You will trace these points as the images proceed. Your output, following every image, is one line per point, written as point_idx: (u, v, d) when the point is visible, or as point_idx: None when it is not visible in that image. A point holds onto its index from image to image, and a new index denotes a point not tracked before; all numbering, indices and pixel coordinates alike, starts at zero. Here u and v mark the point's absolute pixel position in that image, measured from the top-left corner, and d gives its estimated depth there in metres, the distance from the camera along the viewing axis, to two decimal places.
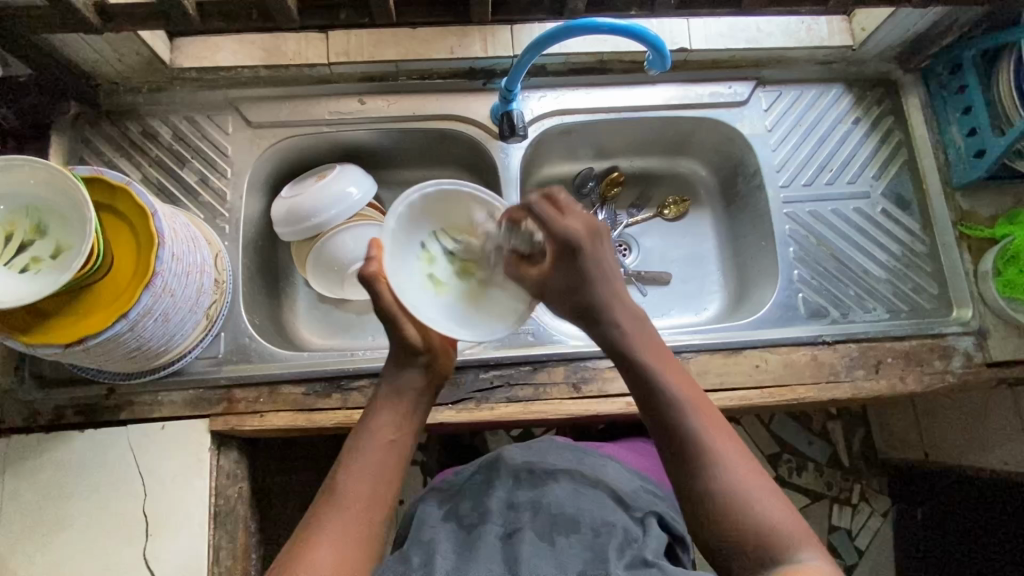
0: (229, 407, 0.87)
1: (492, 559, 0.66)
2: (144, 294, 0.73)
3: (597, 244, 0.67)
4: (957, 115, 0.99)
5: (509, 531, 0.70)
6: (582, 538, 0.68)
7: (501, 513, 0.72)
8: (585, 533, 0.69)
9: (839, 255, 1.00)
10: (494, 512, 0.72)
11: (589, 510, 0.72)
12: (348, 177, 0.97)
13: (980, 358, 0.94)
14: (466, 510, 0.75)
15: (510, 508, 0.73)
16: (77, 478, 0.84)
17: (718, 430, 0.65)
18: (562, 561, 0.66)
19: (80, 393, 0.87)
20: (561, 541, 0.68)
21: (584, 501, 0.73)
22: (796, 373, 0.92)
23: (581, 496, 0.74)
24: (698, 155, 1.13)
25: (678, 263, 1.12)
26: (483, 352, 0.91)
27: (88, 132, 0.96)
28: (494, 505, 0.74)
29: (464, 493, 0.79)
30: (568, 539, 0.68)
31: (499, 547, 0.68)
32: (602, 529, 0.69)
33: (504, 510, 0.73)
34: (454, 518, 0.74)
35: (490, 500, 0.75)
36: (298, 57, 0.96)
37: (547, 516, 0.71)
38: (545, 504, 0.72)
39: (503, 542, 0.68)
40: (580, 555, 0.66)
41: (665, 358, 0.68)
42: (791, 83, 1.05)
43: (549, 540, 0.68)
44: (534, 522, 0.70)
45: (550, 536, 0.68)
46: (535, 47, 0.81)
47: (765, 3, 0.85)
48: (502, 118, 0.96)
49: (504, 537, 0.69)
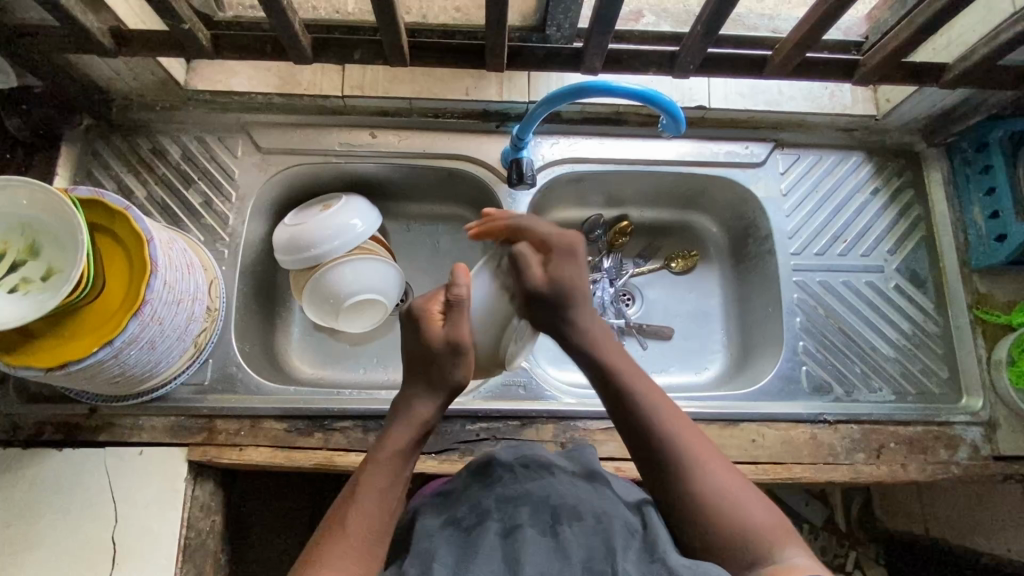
0: (208, 438, 0.86)
1: (491, 556, 0.55)
2: (131, 322, 0.72)
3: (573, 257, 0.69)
4: (980, 195, 0.97)
5: (508, 527, 0.59)
6: (585, 529, 0.58)
7: (499, 509, 0.62)
8: (587, 522, 0.59)
9: (847, 329, 0.97)
10: (492, 508, 0.62)
11: (589, 502, 0.62)
12: (353, 209, 0.95)
13: (987, 451, 0.91)
14: (462, 512, 0.62)
15: (506, 502, 0.62)
16: (49, 498, 0.82)
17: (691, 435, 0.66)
18: (567, 553, 0.56)
19: (62, 411, 0.86)
20: (564, 533, 0.58)
21: (583, 494, 0.63)
22: (793, 451, 0.89)
23: (580, 489, 0.65)
24: (710, 211, 1.10)
25: (682, 319, 1.08)
26: (471, 403, 0.89)
27: (98, 146, 0.96)
28: (489, 501, 0.63)
29: (455, 495, 0.67)
30: (571, 529, 0.58)
31: (499, 545, 0.57)
32: (606, 520, 0.60)
33: (499, 504, 0.62)
34: (450, 519, 0.62)
35: (484, 496, 0.64)
36: (312, 87, 0.96)
37: (547, 509, 0.61)
38: (545, 497, 0.62)
39: (503, 538, 0.57)
40: (587, 547, 0.57)
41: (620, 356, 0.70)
42: (809, 147, 1.03)
43: (551, 533, 0.58)
44: (534, 516, 0.60)
45: (551, 527, 0.59)
46: (549, 101, 0.81)
47: (786, 72, 0.83)
48: (512, 164, 0.94)
49: (504, 534, 0.58)
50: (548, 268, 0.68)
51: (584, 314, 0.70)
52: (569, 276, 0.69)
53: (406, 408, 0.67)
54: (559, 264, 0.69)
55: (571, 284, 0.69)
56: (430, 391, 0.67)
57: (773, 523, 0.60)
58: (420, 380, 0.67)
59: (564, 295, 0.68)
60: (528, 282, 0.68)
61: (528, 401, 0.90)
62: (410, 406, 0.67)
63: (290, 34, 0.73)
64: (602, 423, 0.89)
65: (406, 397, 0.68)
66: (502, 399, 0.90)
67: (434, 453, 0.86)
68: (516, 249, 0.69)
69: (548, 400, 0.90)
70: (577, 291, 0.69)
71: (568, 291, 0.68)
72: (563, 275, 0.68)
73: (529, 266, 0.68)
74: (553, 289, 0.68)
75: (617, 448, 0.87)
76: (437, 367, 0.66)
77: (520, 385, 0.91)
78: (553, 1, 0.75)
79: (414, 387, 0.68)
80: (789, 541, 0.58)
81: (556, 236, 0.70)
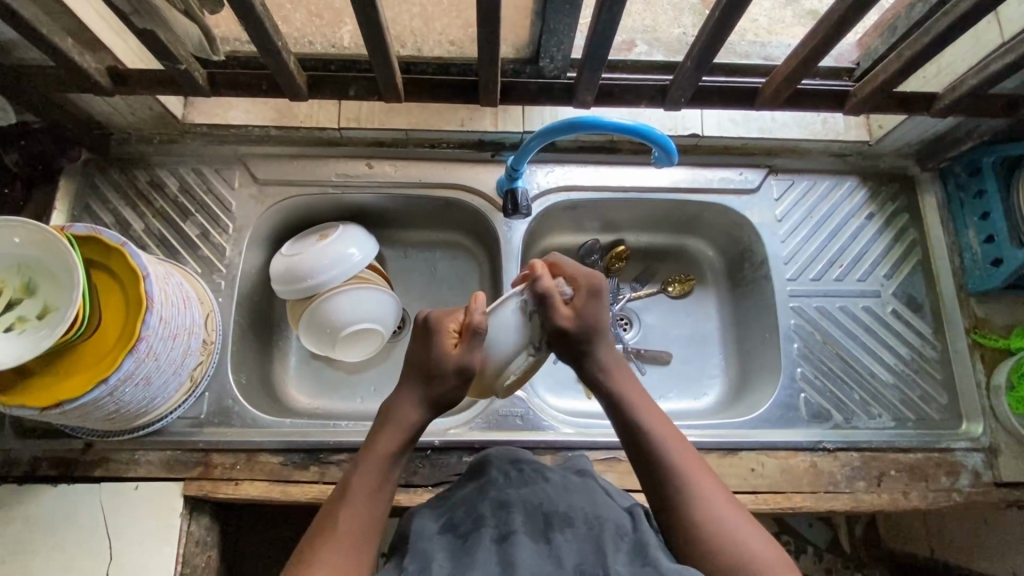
0: (204, 472, 0.86)
1: (486, 564, 0.53)
2: (126, 359, 0.71)
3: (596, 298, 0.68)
4: (975, 220, 0.97)
5: (503, 533, 0.56)
6: (578, 537, 0.56)
7: (494, 513, 0.59)
8: (578, 530, 0.57)
9: (845, 355, 0.97)
10: (488, 512, 0.59)
11: (580, 507, 0.59)
12: (350, 238, 0.96)
13: (988, 477, 0.90)
14: (459, 515, 0.60)
15: (500, 505, 0.59)
16: (43, 535, 0.82)
17: (696, 468, 0.65)
18: (562, 562, 0.54)
19: (58, 446, 0.86)
20: (557, 541, 0.55)
21: (575, 498, 0.61)
22: (793, 479, 0.88)
23: (572, 492, 0.61)
24: (707, 236, 1.10)
25: (679, 344, 1.07)
26: (468, 434, 0.88)
27: (96, 179, 0.97)
28: (485, 504, 0.60)
29: (455, 500, 0.63)
30: (564, 536, 0.56)
31: (495, 551, 0.54)
32: (598, 525, 0.57)
33: (494, 509, 0.59)
34: (448, 524, 0.59)
35: (480, 500, 0.61)
36: (308, 119, 0.97)
37: (540, 516, 0.58)
38: (538, 504, 0.59)
39: (497, 545, 0.55)
40: (579, 553, 0.55)
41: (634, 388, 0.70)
42: (802, 173, 1.04)
43: (544, 540, 0.56)
44: (528, 523, 0.57)
45: (544, 534, 0.56)
46: (542, 136, 0.82)
47: (777, 103, 0.84)
48: (506, 193, 0.95)
49: (499, 540, 0.56)
50: (574, 305, 0.68)
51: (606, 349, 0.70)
52: (595, 312, 0.68)
53: (395, 407, 0.66)
54: (584, 305, 0.68)
55: (594, 321, 0.68)
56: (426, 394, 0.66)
57: (775, 556, 0.58)
58: (418, 384, 0.66)
59: (591, 327, 0.68)
60: (556, 321, 0.67)
61: (526, 431, 0.89)
62: (401, 407, 0.66)
63: (285, 72, 0.74)
64: (600, 454, 0.88)
65: (398, 399, 0.66)
66: (500, 430, 0.90)
67: (430, 485, 0.86)
68: (540, 286, 0.66)
69: (545, 431, 0.90)
70: (603, 325, 0.69)
71: (594, 328, 0.68)
72: (586, 316, 0.68)
73: (556, 302, 0.67)
74: (578, 325, 0.67)
75: (616, 479, 0.87)
76: (438, 385, 0.65)
77: (517, 416, 0.91)
78: (546, 36, 0.75)
79: (410, 389, 0.66)
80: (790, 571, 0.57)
81: (586, 274, 0.69)
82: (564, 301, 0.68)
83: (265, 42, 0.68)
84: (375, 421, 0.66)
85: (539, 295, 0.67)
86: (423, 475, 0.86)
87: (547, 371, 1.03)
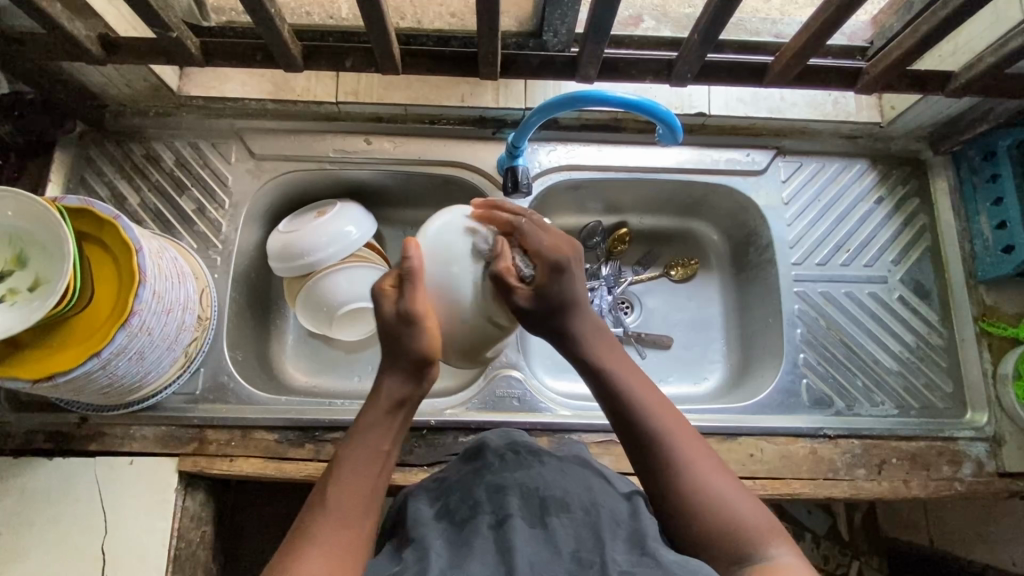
0: (199, 448, 0.85)
1: (484, 553, 0.52)
2: (118, 333, 0.71)
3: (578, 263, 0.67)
4: (987, 206, 0.95)
5: (500, 518, 0.56)
6: (573, 521, 0.55)
7: (489, 499, 0.58)
8: (575, 514, 0.56)
9: (849, 341, 0.95)
10: (484, 497, 0.58)
11: (576, 492, 0.59)
12: (348, 216, 0.94)
13: (991, 467, 0.89)
14: (455, 501, 0.60)
15: (496, 491, 0.59)
16: (38, 508, 0.82)
17: (680, 431, 0.62)
18: (558, 548, 0.53)
19: (53, 420, 0.86)
20: (553, 525, 0.55)
21: (572, 483, 0.60)
22: (792, 466, 0.87)
23: (568, 477, 0.61)
24: (711, 218, 1.08)
25: (682, 328, 1.06)
26: (465, 415, 0.88)
27: (92, 152, 0.95)
28: (481, 490, 0.59)
29: (451, 483, 0.63)
30: (560, 521, 0.55)
31: (491, 539, 0.54)
32: (595, 511, 0.57)
33: (491, 494, 0.58)
34: (443, 510, 0.59)
35: (475, 484, 0.61)
36: (306, 92, 0.95)
37: (537, 501, 0.57)
38: (533, 488, 0.59)
39: (495, 531, 0.54)
40: (576, 538, 0.54)
41: (610, 349, 0.67)
42: (812, 154, 1.01)
43: (540, 525, 0.55)
44: (524, 507, 0.57)
45: (540, 519, 0.55)
46: (541, 111, 0.80)
47: (788, 80, 0.81)
48: (506, 172, 0.92)
49: (495, 526, 0.55)
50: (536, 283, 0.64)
51: (580, 317, 0.67)
52: (561, 289, 0.65)
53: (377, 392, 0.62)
54: (549, 280, 0.64)
55: (567, 295, 0.66)
56: (396, 370, 0.62)
57: (766, 521, 0.57)
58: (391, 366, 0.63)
59: (558, 302, 0.65)
60: (515, 302, 0.63)
61: (523, 413, 0.89)
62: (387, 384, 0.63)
63: (279, 43, 0.72)
64: (597, 437, 0.87)
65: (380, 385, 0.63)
66: (496, 411, 0.89)
67: (426, 465, 0.85)
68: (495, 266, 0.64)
69: (543, 412, 0.89)
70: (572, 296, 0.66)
71: (562, 303, 0.65)
72: (546, 292, 0.64)
73: (512, 281, 0.64)
74: (542, 301, 0.64)
75: (613, 462, 0.86)
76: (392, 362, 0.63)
77: (514, 397, 0.90)
78: (550, 7, 0.73)
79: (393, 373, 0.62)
80: (777, 537, 0.56)
81: (552, 248, 0.65)
82: (522, 279, 0.65)
83: (258, 10, 0.66)
84: (361, 414, 0.62)
85: (498, 272, 0.64)
86: (418, 455, 0.86)
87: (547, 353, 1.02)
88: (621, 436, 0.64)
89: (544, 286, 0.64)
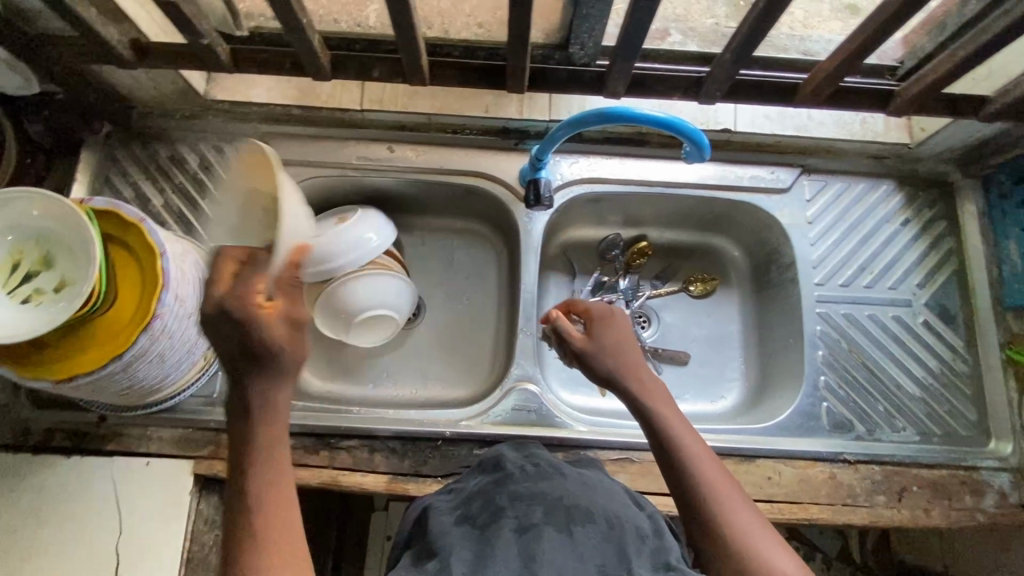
0: (215, 451, 0.86)
1: (508, 556, 0.51)
2: (141, 337, 0.71)
3: (624, 326, 0.73)
4: (1017, 231, 0.93)
5: (524, 525, 0.55)
6: (599, 533, 0.54)
7: (513, 505, 0.58)
8: (600, 525, 0.55)
9: (871, 365, 0.94)
10: (506, 504, 0.58)
11: (601, 504, 0.58)
12: (370, 223, 0.93)
13: (1015, 498, 0.87)
14: (477, 508, 0.59)
15: (518, 500, 0.58)
16: (55, 505, 0.82)
17: (726, 482, 0.60)
18: (584, 559, 0.52)
19: (72, 418, 0.86)
20: (578, 534, 0.54)
21: (595, 495, 0.60)
22: (811, 490, 0.86)
23: (590, 489, 0.60)
24: (732, 235, 1.07)
25: (700, 344, 1.05)
26: (480, 427, 0.87)
27: (118, 152, 0.96)
28: (503, 498, 0.59)
29: (473, 492, 0.63)
30: (585, 531, 0.54)
31: (515, 542, 0.53)
32: (619, 525, 0.56)
33: (514, 502, 0.58)
34: (464, 517, 0.59)
35: (498, 493, 0.60)
36: (332, 99, 0.96)
37: (561, 509, 0.56)
38: (557, 497, 0.58)
39: (518, 537, 0.53)
40: (601, 550, 0.53)
41: (657, 396, 0.67)
42: (837, 174, 1.00)
43: (566, 532, 0.54)
44: (549, 515, 0.56)
45: (565, 527, 0.54)
46: (568, 127, 0.80)
47: (818, 101, 0.80)
48: (529, 184, 0.92)
49: (519, 531, 0.54)
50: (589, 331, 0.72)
51: (631, 363, 0.69)
52: (608, 337, 0.71)
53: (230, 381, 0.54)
54: (599, 330, 0.72)
55: (613, 345, 0.70)
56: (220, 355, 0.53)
57: None
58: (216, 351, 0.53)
59: (607, 348, 0.70)
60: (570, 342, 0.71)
61: (539, 427, 0.88)
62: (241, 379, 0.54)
63: (308, 51, 0.72)
64: (613, 454, 0.87)
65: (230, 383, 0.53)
66: (512, 425, 0.88)
67: (440, 476, 0.85)
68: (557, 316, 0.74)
69: (559, 427, 0.88)
70: (619, 345, 0.70)
71: (610, 348, 0.70)
72: (597, 338, 0.71)
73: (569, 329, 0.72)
74: (592, 345, 0.70)
75: (628, 480, 0.85)
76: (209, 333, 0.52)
77: (530, 410, 0.89)
78: (578, 20, 0.71)
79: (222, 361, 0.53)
80: None
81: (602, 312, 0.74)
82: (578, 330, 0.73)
83: (290, 20, 0.67)
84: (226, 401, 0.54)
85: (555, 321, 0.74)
86: (433, 466, 0.86)
87: (562, 366, 1.02)
88: (667, 478, 0.62)
89: (596, 334, 0.72)
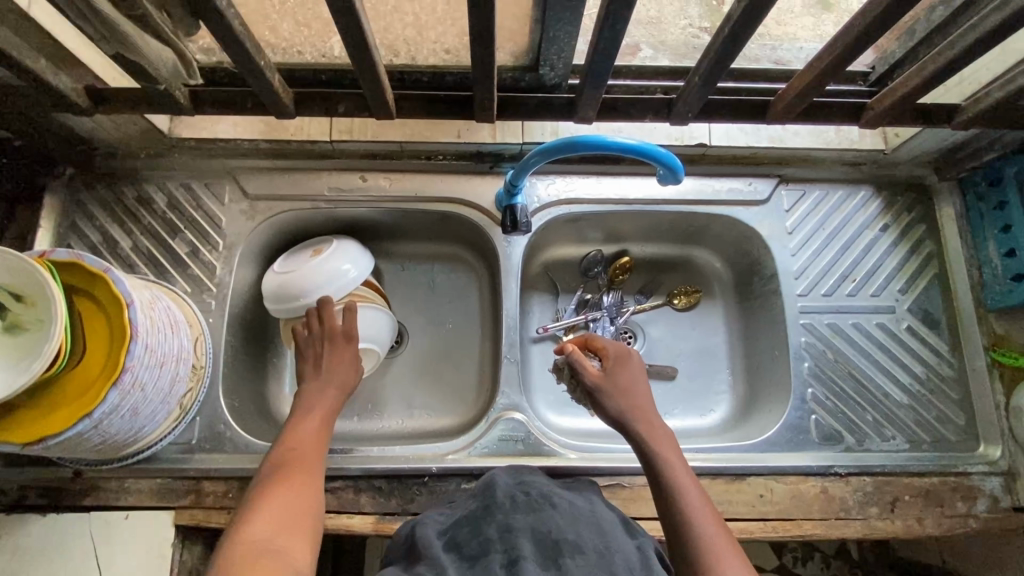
0: (195, 501, 0.84)
1: None
2: (110, 393, 0.69)
3: (641, 370, 0.75)
4: (995, 233, 0.93)
5: (511, 559, 0.53)
6: (589, 564, 0.53)
7: (500, 538, 0.56)
8: (590, 556, 0.54)
9: (857, 373, 0.93)
10: (494, 536, 0.56)
11: (589, 537, 0.57)
12: (345, 254, 0.92)
13: (1007, 502, 0.87)
14: (466, 535, 0.58)
15: (508, 531, 0.56)
16: (31, 566, 0.80)
17: (723, 541, 0.60)
18: None
19: (46, 474, 0.84)
20: (567, 566, 0.52)
21: (582, 526, 0.58)
22: (803, 506, 0.85)
23: (579, 522, 0.59)
24: (713, 246, 1.06)
25: (686, 358, 1.04)
26: (467, 460, 0.86)
27: (82, 195, 0.94)
28: (492, 529, 0.57)
29: (464, 518, 0.62)
30: (575, 563, 0.53)
31: None
32: (609, 555, 0.55)
33: (503, 533, 0.56)
34: (452, 545, 0.58)
35: (487, 523, 0.58)
36: (299, 131, 0.94)
37: (549, 544, 0.55)
38: (545, 530, 0.56)
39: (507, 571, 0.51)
40: None
41: (666, 444, 0.68)
42: (815, 182, 0.99)
43: (555, 567, 0.52)
44: (536, 550, 0.54)
45: (554, 561, 0.53)
46: (540, 155, 0.79)
47: (791, 117, 0.80)
48: (506, 210, 0.90)
49: (507, 566, 0.52)
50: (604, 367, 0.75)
51: (641, 405, 0.72)
52: (621, 376, 0.74)
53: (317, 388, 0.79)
54: (613, 367, 0.75)
55: (625, 385, 0.73)
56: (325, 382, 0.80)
57: None
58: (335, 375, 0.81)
59: (617, 386, 0.73)
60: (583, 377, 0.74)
61: (527, 456, 0.87)
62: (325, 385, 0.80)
63: (268, 90, 0.70)
64: (603, 480, 0.86)
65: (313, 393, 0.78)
66: (500, 455, 0.87)
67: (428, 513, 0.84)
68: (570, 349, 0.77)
69: (547, 455, 0.87)
70: (631, 385, 0.73)
71: (621, 387, 0.73)
72: (611, 375, 0.74)
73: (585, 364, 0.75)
74: (604, 381, 0.73)
75: (620, 506, 0.84)
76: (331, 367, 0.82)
77: (518, 440, 0.88)
78: (545, 44, 0.70)
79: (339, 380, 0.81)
80: None
81: (618, 351, 0.76)
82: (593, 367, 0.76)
83: (246, 62, 0.65)
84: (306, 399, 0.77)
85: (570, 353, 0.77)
86: (421, 503, 0.84)
87: (549, 389, 1.01)
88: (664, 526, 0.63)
89: (610, 372, 0.74)
